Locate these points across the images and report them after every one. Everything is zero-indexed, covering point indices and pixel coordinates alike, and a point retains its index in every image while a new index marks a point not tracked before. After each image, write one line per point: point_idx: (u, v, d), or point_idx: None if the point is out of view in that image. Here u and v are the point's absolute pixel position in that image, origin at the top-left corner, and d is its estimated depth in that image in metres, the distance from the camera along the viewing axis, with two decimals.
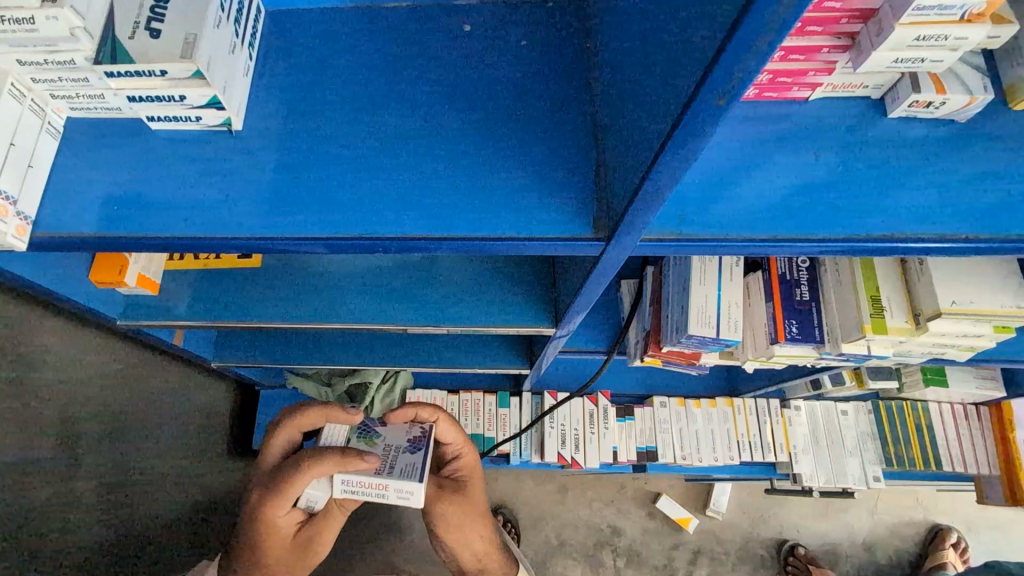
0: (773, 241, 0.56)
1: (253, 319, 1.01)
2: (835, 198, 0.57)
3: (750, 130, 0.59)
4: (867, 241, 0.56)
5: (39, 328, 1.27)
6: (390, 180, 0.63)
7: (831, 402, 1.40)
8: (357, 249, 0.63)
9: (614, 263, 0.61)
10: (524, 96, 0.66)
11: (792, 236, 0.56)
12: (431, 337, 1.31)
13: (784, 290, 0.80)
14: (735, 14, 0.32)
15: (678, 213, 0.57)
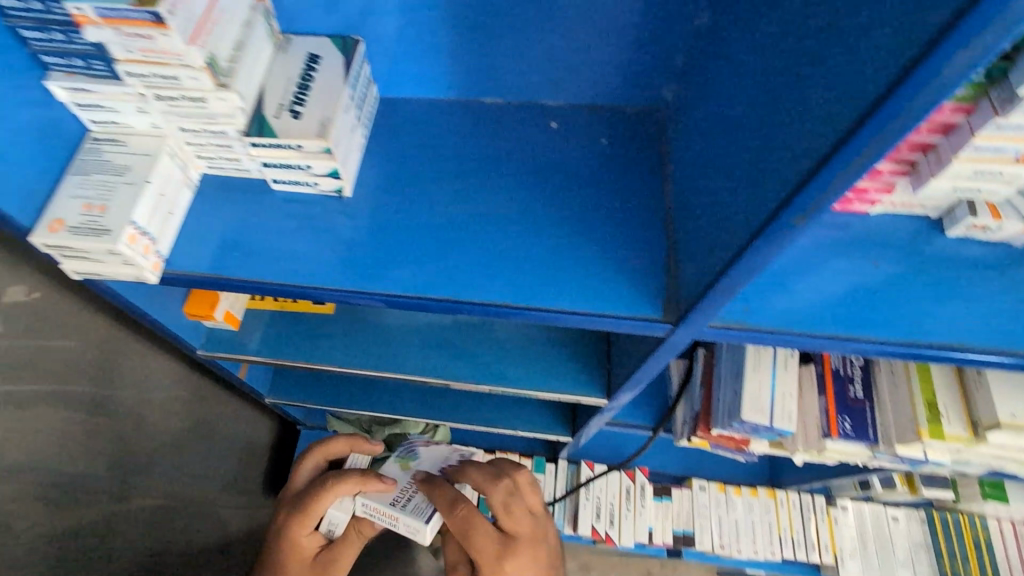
0: (833, 338, 0.60)
1: (321, 362, 1.08)
2: (895, 305, 0.61)
3: (813, 237, 0.65)
4: (928, 348, 0.59)
5: (122, 346, 1.19)
6: (479, 251, 0.70)
7: (882, 506, 1.33)
8: (442, 310, 0.70)
9: (679, 344, 0.66)
10: (603, 188, 0.73)
11: (852, 336, 0.60)
12: (477, 395, 1.35)
13: (838, 387, 0.82)
14: (830, 151, 0.38)
15: (745, 305, 0.62)
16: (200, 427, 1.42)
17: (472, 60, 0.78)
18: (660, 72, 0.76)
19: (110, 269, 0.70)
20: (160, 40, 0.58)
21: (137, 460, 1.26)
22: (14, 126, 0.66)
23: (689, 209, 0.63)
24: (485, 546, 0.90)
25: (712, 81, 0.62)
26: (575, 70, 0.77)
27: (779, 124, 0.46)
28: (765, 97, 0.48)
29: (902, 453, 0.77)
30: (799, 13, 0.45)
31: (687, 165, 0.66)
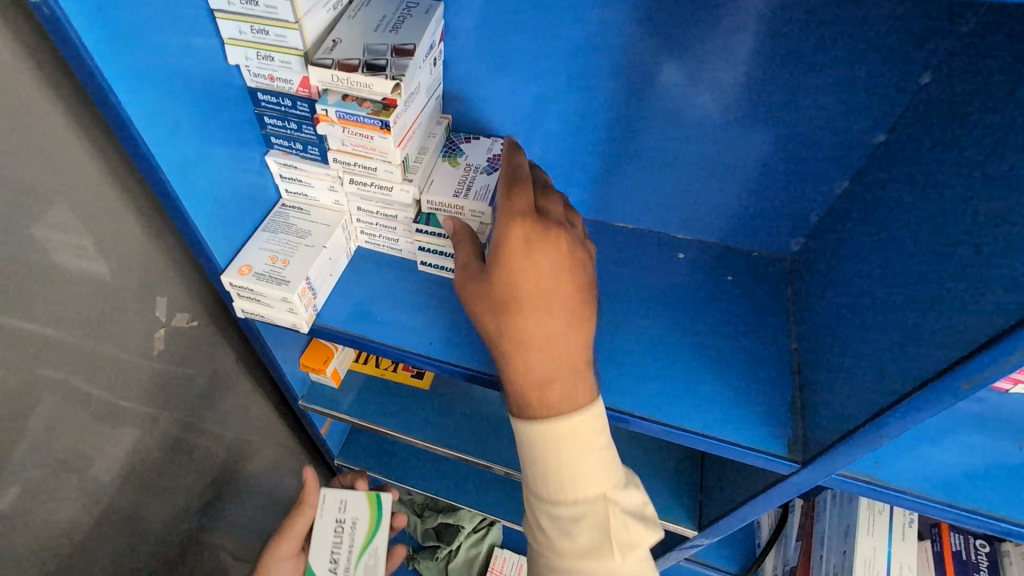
0: (970, 512, 0.58)
1: (408, 434, 1.12)
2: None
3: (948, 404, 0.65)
4: None
5: (228, 385, 1.10)
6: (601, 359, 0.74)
7: None
8: None
9: (797, 487, 0.65)
10: (726, 321, 0.77)
11: (990, 513, 0.58)
12: None
13: (961, 572, 0.74)
14: (1005, 324, 0.41)
15: (877, 459, 0.61)
16: (257, 484, 1.30)
17: (615, 187, 0.87)
18: (792, 222, 0.81)
19: (275, 313, 0.80)
20: (376, 140, 0.71)
21: (219, 504, 1.20)
22: (235, 187, 0.80)
23: (822, 355, 0.65)
24: (534, 306, 0.57)
25: (853, 240, 0.66)
26: (709, 208, 0.84)
27: (940, 294, 0.48)
28: (923, 267, 0.51)
29: None
30: (965, 198, 0.49)
31: (819, 312, 0.69)
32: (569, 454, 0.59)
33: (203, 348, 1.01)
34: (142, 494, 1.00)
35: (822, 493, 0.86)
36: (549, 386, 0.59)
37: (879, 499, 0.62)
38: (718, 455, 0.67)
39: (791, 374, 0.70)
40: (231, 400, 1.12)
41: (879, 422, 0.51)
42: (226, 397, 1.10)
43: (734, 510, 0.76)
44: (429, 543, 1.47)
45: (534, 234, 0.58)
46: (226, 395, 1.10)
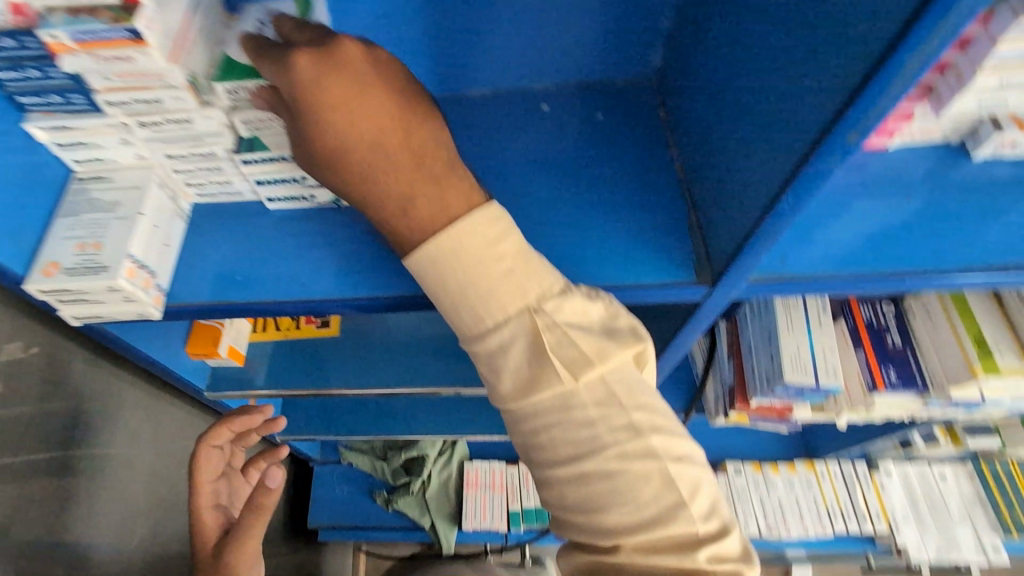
0: (877, 278, 0.58)
1: (333, 387, 1.04)
2: (934, 237, 0.59)
3: (843, 180, 0.64)
4: (976, 275, 0.57)
5: (105, 396, 0.95)
6: None
7: (926, 463, 1.34)
8: None
9: (714, 308, 0.64)
10: (607, 162, 0.71)
11: (893, 271, 0.57)
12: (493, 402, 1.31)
13: (874, 338, 0.79)
14: (877, 51, 0.36)
15: (779, 254, 0.59)
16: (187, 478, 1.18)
17: (456, 50, 0.75)
18: (649, 35, 0.74)
19: (111, 308, 0.68)
20: (139, 59, 0.57)
21: (167, 518, 1.13)
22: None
23: (708, 163, 0.61)
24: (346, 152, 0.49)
25: (710, 31, 0.60)
26: (562, 45, 0.75)
27: (801, 56, 0.43)
28: (779, 27, 0.46)
29: (955, 397, 0.74)
30: None
31: (695, 122, 0.64)
32: (464, 273, 0.48)
33: (59, 373, 0.86)
34: (42, 547, 0.87)
35: (739, 310, 0.86)
36: (405, 205, 0.50)
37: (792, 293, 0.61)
38: (632, 303, 0.63)
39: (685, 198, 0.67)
40: (123, 413, 1.00)
41: (774, 214, 0.48)
42: (114, 411, 0.97)
43: (665, 351, 0.76)
44: (401, 480, 1.48)
45: (331, 117, 0.49)
46: (110, 409, 0.96)
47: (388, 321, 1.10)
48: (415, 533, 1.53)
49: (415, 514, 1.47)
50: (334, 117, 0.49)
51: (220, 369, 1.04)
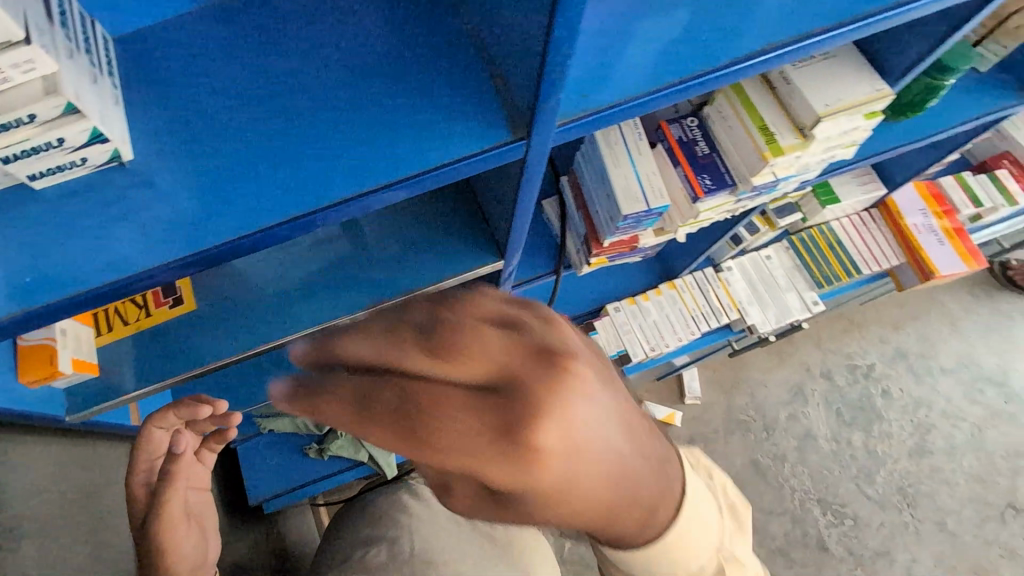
0: (668, 90, 0.64)
1: (209, 361, 0.96)
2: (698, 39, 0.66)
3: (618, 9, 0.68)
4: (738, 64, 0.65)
5: None
6: (298, 155, 0.60)
7: (756, 252, 1.62)
8: (291, 233, 0.60)
9: (539, 159, 0.65)
10: (397, 37, 0.65)
11: (678, 79, 0.64)
12: None
13: (687, 151, 0.91)
14: None
15: (581, 91, 0.63)
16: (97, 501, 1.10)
17: None
18: None
19: None
20: None
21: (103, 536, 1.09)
22: None
23: (497, 17, 0.59)
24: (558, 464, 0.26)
25: None
26: None
27: None
28: None
29: (756, 184, 0.88)
30: None
31: None
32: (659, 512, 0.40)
33: None
34: None
35: (575, 161, 0.92)
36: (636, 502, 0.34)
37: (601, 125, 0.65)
38: (463, 177, 0.62)
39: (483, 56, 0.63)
40: None
41: (551, 40, 0.49)
42: None
43: (514, 217, 0.79)
44: (327, 426, 1.44)
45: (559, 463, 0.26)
46: None
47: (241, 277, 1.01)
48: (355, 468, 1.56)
49: (351, 451, 1.45)
50: (568, 483, 0.27)
51: (76, 387, 0.93)
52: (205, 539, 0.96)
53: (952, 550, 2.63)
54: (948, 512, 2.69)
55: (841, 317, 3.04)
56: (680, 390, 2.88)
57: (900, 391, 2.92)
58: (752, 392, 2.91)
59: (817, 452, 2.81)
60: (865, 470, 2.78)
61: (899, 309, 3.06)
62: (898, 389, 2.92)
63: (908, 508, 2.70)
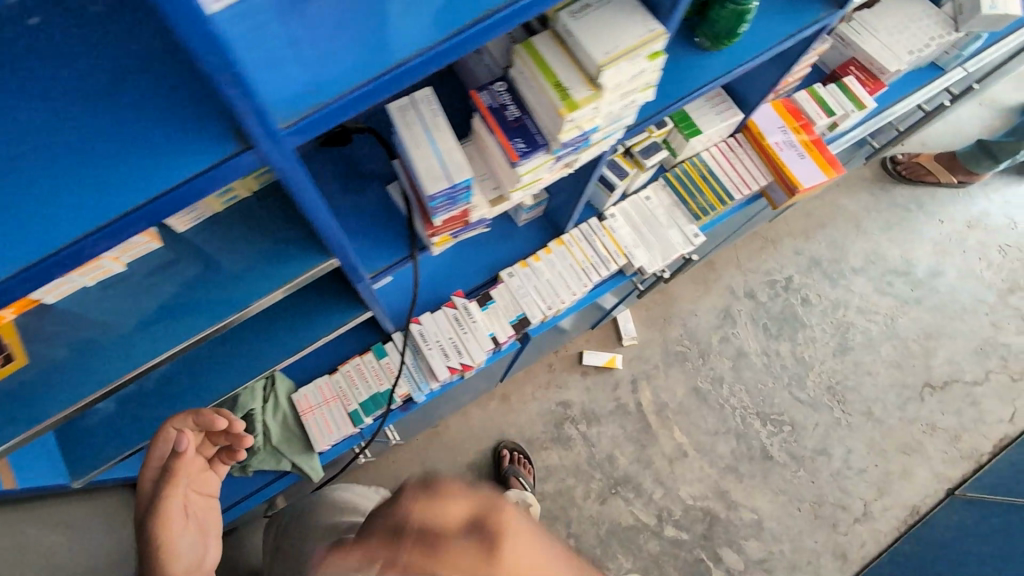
0: (385, 76, 0.69)
1: (55, 415, 0.91)
2: (406, 24, 0.71)
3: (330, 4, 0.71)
4: (448, 41, 0.71)
5: None
6: (14, 205, 0.56)
7: (635, 195, 1.65)
8: (39, 280, 0.61)
9: (279, 160, 0.67)
10: (99, 59, 0.56)
11: (390, 65, 0.69)
12: (263, 333, 1.26)
13: (497, 118, 0.92)
14: None
15: (302, 93, 0.66)
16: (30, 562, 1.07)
17: None
18: None
19: None
20: None
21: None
22: None
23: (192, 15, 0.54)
24: None
25: None
26: None
27: None
28: None
29: (564, 141, 0.89)
30: None
31: None
32: None
33: None
34: None
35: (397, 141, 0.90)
36: None
37: (332, 120, 0.69)
38: (202, 195, 0.62)
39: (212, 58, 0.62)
40: None
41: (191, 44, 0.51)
42: None
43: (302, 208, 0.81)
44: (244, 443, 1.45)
45: None
46: None
47: (82, 316, 0.97)
48: (281, 479, 1.56)
49: (273, 464, 1.46)
50: None
51: None
52: (202, 543, 1.14)
53: (882, 434, 2.81)
54: (874, 400, 2.87)
55: (756, 235, 3.15)
56: (616, 333, 2.93)
57: (817, 297, 3.07)
58: (683, 322, 2.98)
59: (750, 368, 2.93)
60: (796, 376, 2.92)
61: (807, 219, 3.21)
62: (816, 295, 3.06)
63: (838, 404, 2.87)
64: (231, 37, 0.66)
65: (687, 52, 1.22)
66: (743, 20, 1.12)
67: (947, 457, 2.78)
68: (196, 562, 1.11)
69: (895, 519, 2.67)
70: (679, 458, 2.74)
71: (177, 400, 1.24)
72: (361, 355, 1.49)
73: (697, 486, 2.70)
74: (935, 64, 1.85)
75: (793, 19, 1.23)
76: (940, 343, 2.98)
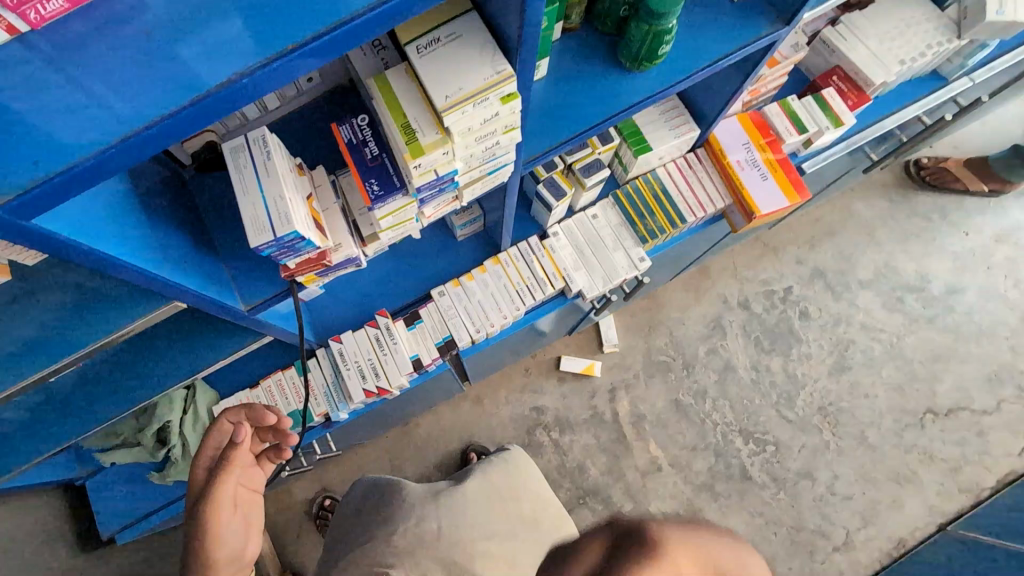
0: (139, 137, 0.58)
1: None
2: (189, 63, 0.59)
3: (94, 44, 0.60)
4: (218, 92, 0.59)
5: None
6: None
7: (582, 212, 1.54)
8: None
9: (24, 231, 0.59)
10: None
11: (144, 123, 0.58)
12: (148, 349, 1.17)
13: (355, 155, 0.85)
14: None
15: (38, 158, 0.57)
16: None
17: None
18: None
19: None
20: None
21: None
22: None
23: None
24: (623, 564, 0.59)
25: None
26: None
27: None
28: None
29: (419, 185, 0.83)
30: None
31: None
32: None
33: None
34: None
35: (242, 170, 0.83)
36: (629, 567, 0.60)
37: (86, 186, 0.59)
38: None
39: None
40: None
41: None
42: None
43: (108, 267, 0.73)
44: (161, 454, 1.42)
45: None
46: None
47: None
48: None
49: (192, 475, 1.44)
50: None
51: None
52: (246, 537, 1.02)
53: (872, 461, 2.37)
54: (869, 424, 2.40)
55: (755, 241, 2.57)
56: (597, 339, 2.44)
57: (819, 311, 2.51)
58: (671, 330, 2.45)
59: (737, 384, 2.42)
60: (785, 395, 2.42)
61: (814, 225, 2.60)
62: (817, 308, 2.51)
63: (830, 427, 2.39)
64: None
65: (610, 71, 1.10)
66: (662, 39, 0.99)
67: (944, 490, 2.34)
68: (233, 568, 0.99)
69: (877, 551, 2.28)
70: (653, 472, 2.32)
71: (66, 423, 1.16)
72: (283, 371, 1.44)
73: (669, 503, 2.29)
74: (938, 73, 1.66)
75: (733, 34, 1.09)
76: (947, 367, 2.46)
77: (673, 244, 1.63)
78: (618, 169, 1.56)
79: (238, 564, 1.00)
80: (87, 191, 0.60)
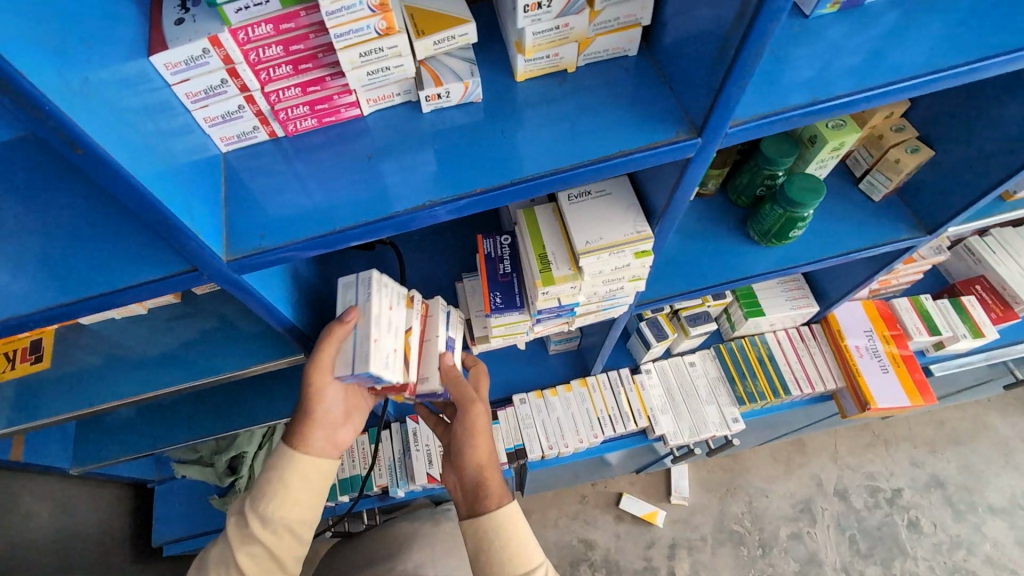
0: (336, 232, 0.70)
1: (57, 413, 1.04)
2: (392, 183, 0.73)
3: (325, 154, 0.76)
4: (406, 213, 0.70)
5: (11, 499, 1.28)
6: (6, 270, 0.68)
7: (679, 357, 1.53)
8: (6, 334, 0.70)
9: (228, 283, 0.72)
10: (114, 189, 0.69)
11: (344, 224, 0.70)
12: (257, 383, 1.31)
13: (489, 268, 0.94)
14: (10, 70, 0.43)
15: (262, 232, 0.70)
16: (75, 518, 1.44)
17: None
18: None
19: None
20: None
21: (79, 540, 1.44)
22: None
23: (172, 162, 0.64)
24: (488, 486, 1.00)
25: None
26: None
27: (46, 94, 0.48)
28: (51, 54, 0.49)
29: (540, 307, 0.89)
30: None
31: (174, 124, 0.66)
32: (516, 531, 0.96)
33: None
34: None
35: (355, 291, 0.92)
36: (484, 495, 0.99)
37: (284, 260, 0.72)
38: (151, 298, 0.70)
39: (213, 192, 0.71)
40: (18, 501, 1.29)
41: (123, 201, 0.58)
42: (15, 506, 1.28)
43: (270, 320, 0.85)
44: (227, 480, 1.51)
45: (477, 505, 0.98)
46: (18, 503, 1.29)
47: (111, 337, 1.10)
48: None
49: None
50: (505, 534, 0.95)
51: None
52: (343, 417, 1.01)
53: None
54: None
55: (862, 428, 2.35)
56: (666, 485, 2.28)
57: (933, 527, 2.17)
58: (750, 500, 2.23)
59: None
60: None
61: (937, 429, 2.33)
62: (931, 523, 2.17)
63: None
64: (238, 176, 0.75)
65: (737, 240, 1.15)
66: (794, 224, 1.03)
67: None
68: (326, 433, 0.98)
69: None
70: None
71: (169, 430, 1.30)
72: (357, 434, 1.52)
73: None
74: None
75: (870, 230, 1.10)
76: None
77: (770, 412, 1.55)
78: (725, 325, 1.54)
79: (330, 426, 0.98)
80: (283, 264, 0.73)
